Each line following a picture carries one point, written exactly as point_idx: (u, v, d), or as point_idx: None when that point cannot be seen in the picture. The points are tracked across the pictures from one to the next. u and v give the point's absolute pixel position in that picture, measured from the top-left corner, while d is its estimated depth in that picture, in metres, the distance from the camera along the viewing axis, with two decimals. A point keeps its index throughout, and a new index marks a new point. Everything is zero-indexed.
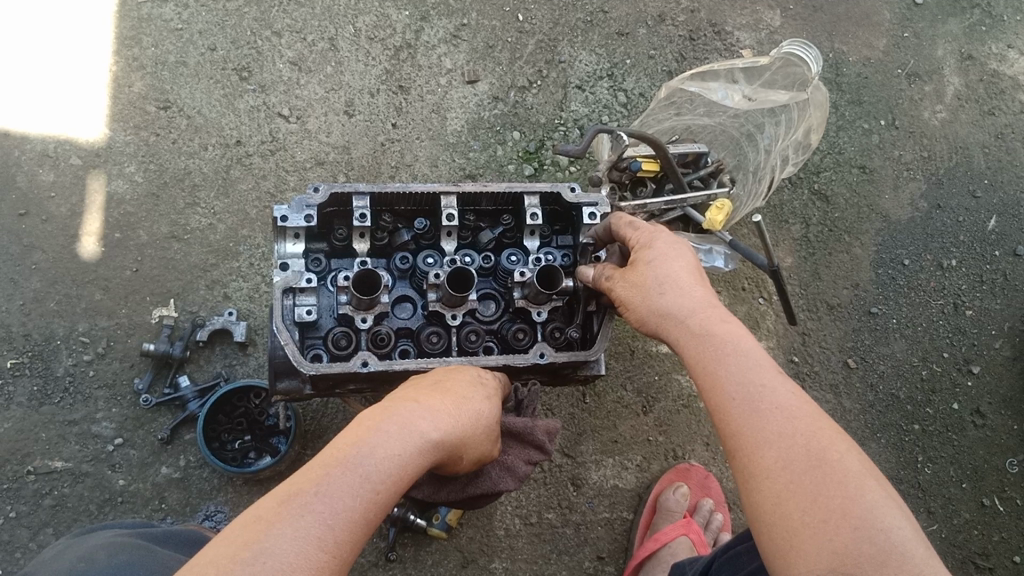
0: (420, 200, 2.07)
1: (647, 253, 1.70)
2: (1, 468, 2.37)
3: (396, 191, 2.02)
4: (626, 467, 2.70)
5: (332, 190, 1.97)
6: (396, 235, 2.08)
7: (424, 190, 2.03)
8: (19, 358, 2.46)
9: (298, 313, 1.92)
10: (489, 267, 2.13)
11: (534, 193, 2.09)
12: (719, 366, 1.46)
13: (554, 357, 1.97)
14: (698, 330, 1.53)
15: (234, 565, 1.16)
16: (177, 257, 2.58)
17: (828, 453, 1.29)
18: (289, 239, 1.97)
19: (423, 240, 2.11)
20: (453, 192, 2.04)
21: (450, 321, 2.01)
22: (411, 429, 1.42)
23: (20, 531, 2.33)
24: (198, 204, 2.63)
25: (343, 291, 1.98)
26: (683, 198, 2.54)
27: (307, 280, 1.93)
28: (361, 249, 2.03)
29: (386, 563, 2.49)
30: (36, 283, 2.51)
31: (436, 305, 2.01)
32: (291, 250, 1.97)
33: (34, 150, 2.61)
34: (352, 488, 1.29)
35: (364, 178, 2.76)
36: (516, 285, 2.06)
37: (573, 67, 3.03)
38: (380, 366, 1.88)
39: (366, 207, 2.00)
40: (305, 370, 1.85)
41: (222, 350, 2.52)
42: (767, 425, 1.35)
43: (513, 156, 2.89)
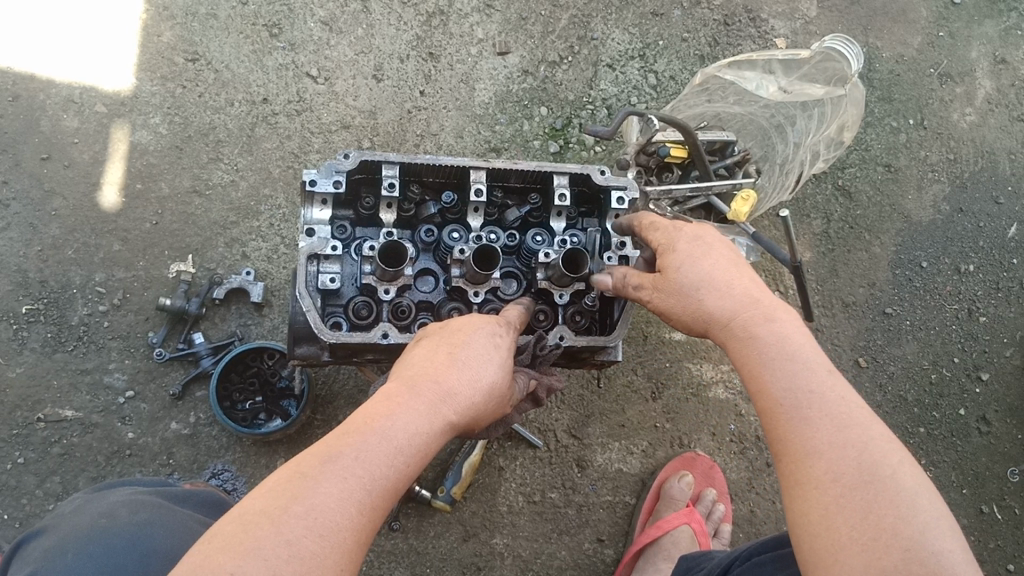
0: (449, 173, 2.04)
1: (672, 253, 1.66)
2: (11, 413, 2.37)
3: (426, 163, 1.99)
4: (632, 453, 2.70)
5: (362, 158, 1.95)
6: (424, 207, 2.05)
7: (454, 164, 2.00)
8: (34, 305, 2.44)
9: (321, 280, 1.90)
10: (513, 246, 2.11)
11: (564, 174, 2.07)
12: (767, 370, 1.42)
13: (573, 342, 1.96)
14: (739, 336, 1.50)
15: (282, 516, 1.16)
16: (197, 213, 2.56)
17: (879, 467, 1.24)
18: (316, 205, 1.94)
19: (449, 214, 2.08)
20: (483, 168, 2.02)
21: (472, 299, 1.99)
22: (431, 402, 1.42)
23: (27, 478, 2.34)
24: (221, 160, 2.61)
25: (368, 261, 1.95)
26: (708, 186, 2.54)
27: (333, 247, 1.91)
28: (388, 220, 1.99)
29: (389, 532, 2.49)
30: (55, 230, 2.49)
31: (459, 281, 1.98)
32: (318, 216, 1.94)
33: (58, 95, 2.58)
34: (387, 457, 1.29)
35: (388, 145, 2.73)
36: (540, 266, 2.03)
37: (605, 45, 2.99)
38: (401, 339, 1.88)
39: (395, 176, 1.98)
40: (326, 339, 1.84)
41: (238, 309, 2.51)
42: (818, 436, 1.31)
43: (539, 133, 2.86)
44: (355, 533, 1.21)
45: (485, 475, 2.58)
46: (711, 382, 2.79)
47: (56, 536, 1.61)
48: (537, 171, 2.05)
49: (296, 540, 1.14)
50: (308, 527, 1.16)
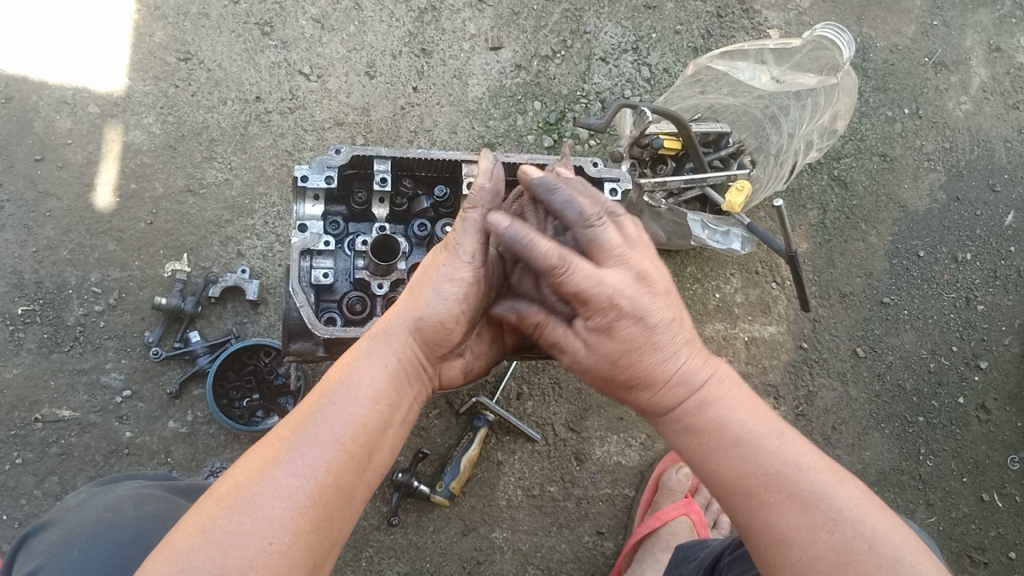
0: (441, 166, 2.02)
1: (612, 343, 1.45)
2: (9, 414, 2.37)
3: (418, 157, 1.98)
4: (631, 445, 2.61)
5: (354, 152, 1.93)
6: (416, 202, 2.05)
7: (446, 157, 1.98)
8: (29, 306, 2.45)
9: (314, 276, 1.89)
10: None
11: (557, 166, 2.05)
12: (709, 460, 1.39)
13: None
14: (681, 426, 1.46)
15: (215, 512, 1.22)
16: (192, 212, 2.56)
17: (844, 528, 1.27)
18: (308, 201, 1.94)
19: (443, 208, 2.06)
20: (476, 160, 2.00)
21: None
22: (387, 362, 1.42)
23: (26, 478, 2.34)
24: (215, 158, 2.61)
25: (361, 257, 1.95)
26: (703, 178, 2.55)
27: (326, 243, 1.91)
28: (380, 215, 2.03)
29: (388, 527, 2.41)
30: (49, 231, 2.49)
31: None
32: (310, 212, 1.94)
33: (51, 97, 2.59)
34: (328, 429, 1.29)
35: (383, 141, 2.74)
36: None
37: (598, 39, 2.99)
38: None
39: (387, 171, 1.98)
40: (321, 334, 1.80)
41: (234, 307, 2.51)
42: (783, 518, 1.30)
43: (533, 127, 2.86)
44: (299, 512, 1.23)
45: (483, 470, 2.50)
46: None
47: (62, 529, 1.62)
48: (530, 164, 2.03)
49: (230, 533, 1.19)
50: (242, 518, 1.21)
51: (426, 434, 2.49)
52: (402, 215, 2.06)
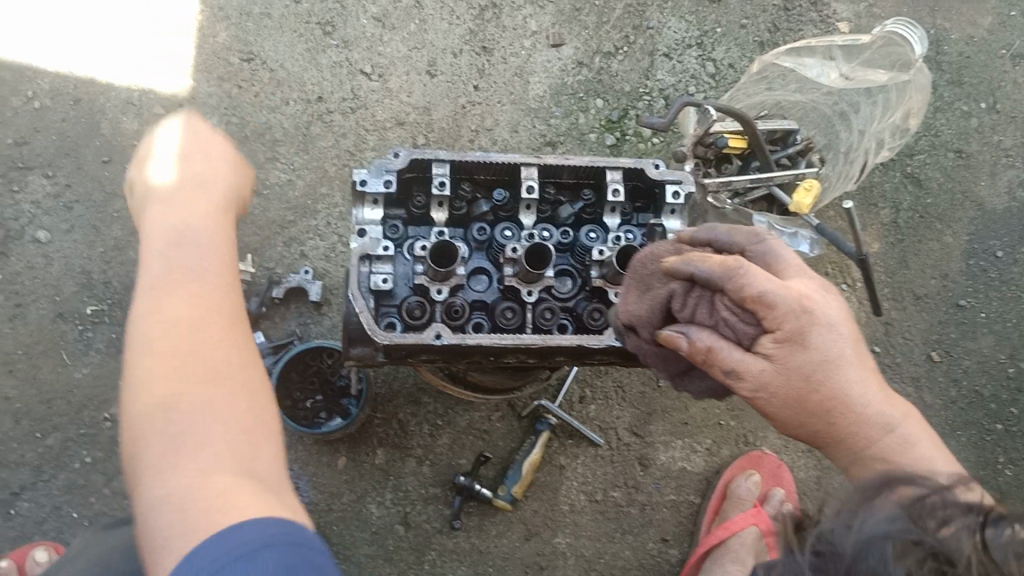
0: (500, 168, 1.94)
1: (806, 353, 1.40)
2: (79, 414, 2.37)
3: (477, 160, 1.90)
4: (696, 451, 2.57)
5: (412, 156, 1.88)
6: (475, 205, 1.96)
7: (505, 160, 1.91)
8: (98, 306, 2.45)
9: (373, 282, 1.84)
10: (566, 243, 1.96)
11: (618, 168, 1.94)
12: (827, 381, 1.43)
13: None
14: (803, 369, 1.41)
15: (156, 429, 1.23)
16: (256, 212, 2.56)
17: (911, 440, 1.52)
18: (367, 205, 1.89)
19: (501, 211, 1.97)
20: (534, 164, 1.92)
21: (525, 298, 1.86)
22: (216, 251, 1.48)
23: (95, 476, 2.35)
24: (278, 159, 2.61)
25: (420, 262, 1.88)
26: (770, 176, 2.43)
27: (384, 247, 1.84)
28: (439, 219, 1.92)
29: (451, 531, 2.42)
30: (117, 231, 2.51)
31: (513, 280, 1.86)
32: (369, 216, 1.89)
33: (118, 98, 2.61)
34: (196, 302, 1.37)
35: (444, 141, 2.71)
36: (593, 264, 1.91)
37: (662, 34, 2.92)
38: (454, 340, 1.78)
39: (446, 175, 1.90)
40: (379, 340, 1.76)
41: (297, 308, 2.51)
42: (868, 431, 1.49)
43: (595, 126, 2.81)
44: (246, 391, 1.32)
45: (546, 474, 2.48)
46: None
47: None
48: (590, 166, 1.92)
49: (173, 429, 1.22)
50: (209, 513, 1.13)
51: (487, 438, 2.48)
52: (460, 219, 1.98)
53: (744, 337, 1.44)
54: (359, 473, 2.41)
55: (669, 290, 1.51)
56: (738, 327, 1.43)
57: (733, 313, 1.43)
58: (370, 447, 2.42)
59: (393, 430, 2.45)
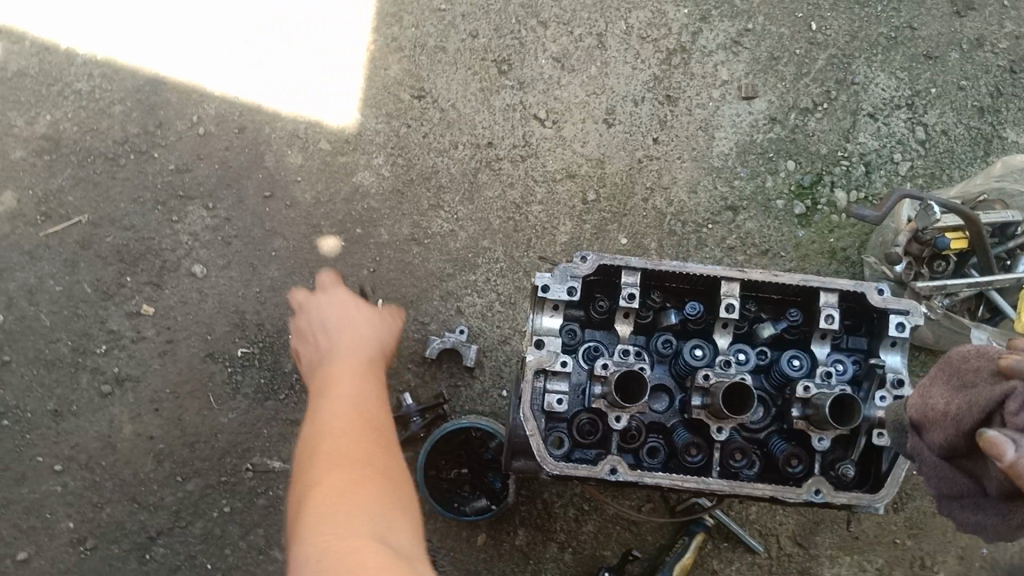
0: (697, 279, 1.72)
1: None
2: (221, 460, 2.35)
3: (672, 271, 1.69)
4: (865, 570, 2.34)
5: (601, 262, 1.69)
6: (663, 315, 1.75)
7: (704, 272, 1.69)
8: (249, 348, 2.41)
9: (546, 401, 1.65)
10: (763, 365, 1.75)
11: (834, 291, 1.68)
12: None
13: (832, 499, 1.57)
14: None
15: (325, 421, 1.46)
16: (415, 262, 2.44)
17: None
18: (547, 311, 1.72)
19: (691, 325, 1.75)
20: (737, 279, 1.68)
21: (714, 435, 1.65)
22: None
23: (232, 527, 2.32)
24: (442, 207, 2.48)
25: (599, 379, 1.68)
26: (988, 281, 2.11)
27: (562, 363, 1.66)
28: (623, 331, 1.75)
29: None
30: (274, 272, 2.45)
31: (700, 412, 1.67)
32: (547, 324, 1.72)
33: (284, 130, 2.53)
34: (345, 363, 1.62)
35: (616, 197, 2.51)
36: (796, 399, 1.66)
37: (868, 92, 2.62)
38: (630, 476, 1.61)
39: (635, 284, 1.71)
40: (548, 470, 1.60)
41: (449, 369, 2.38)
42: None
43: (784, 191, 2.55)
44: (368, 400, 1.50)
45: None
46: None
47: None
48: (802, 286, 1.68)
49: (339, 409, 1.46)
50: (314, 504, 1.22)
51: (637, 533, 2.31)
52: (645, 327, 1.78)
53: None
54: (498, 553, 2.29)
55: (1004, 389, 1.21)
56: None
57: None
58: (514, 527, 2.29)
59: (537, 511, 2.30)
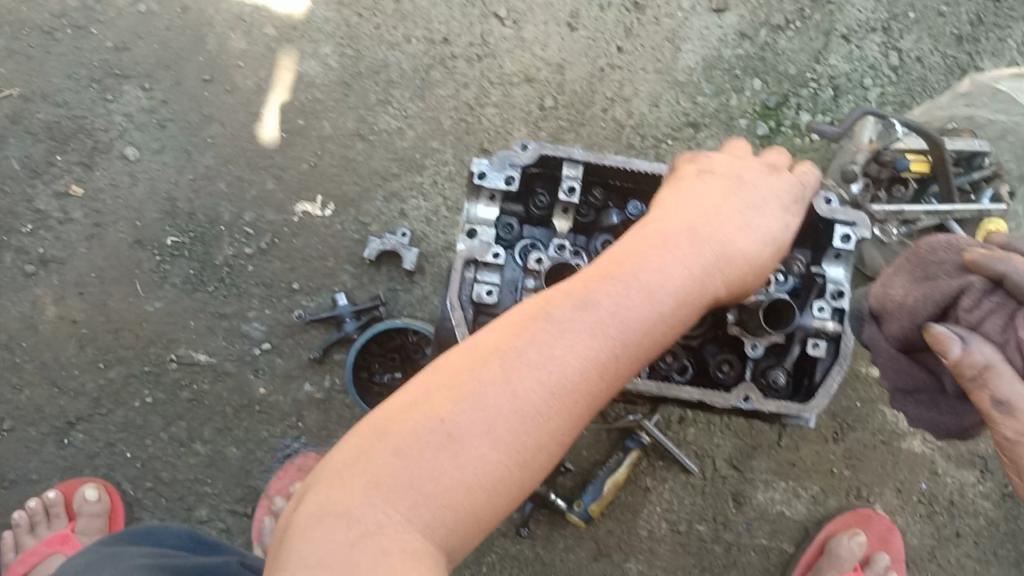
0: (641, 177, 1.64)
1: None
2: (145, 350, 2.26)
3: (615, 165, 1.60)
4: (799, 496, 2.32)
5: (542, 152, 1.61)
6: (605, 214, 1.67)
7: (649, 168, 1.60)
8: (180, 237, 2.30)
9: (475, 292, 1.57)
10: None
11: None
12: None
13: (761, 405, 1.55)
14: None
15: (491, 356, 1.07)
16: (358, 158, 2.33)
17: None
18: (483, 201, 1.63)
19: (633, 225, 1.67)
20: None
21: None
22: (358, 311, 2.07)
23: (154, 419, 2.25)
24: (390, 102, 2.36)
25: (531, 274, 1.60)
26: (949, 208, 2.02)
27: (494, 253, 1.57)
28: (561, 227, 1.66)
29: (517, 536, 2.26)
30: (210, 159, 2.33)
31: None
32: (483, 215, 1.62)
33: (228, 11, 2.38)
34: (631, 306, 1.12)
35: (574, 105, 2.40)
36: (732, 305, 1.60)
37: (843, 12, 2.52)
38: None
39: (576, 177, 1.62)
40: None
41: (388, 271, 2.30)
42: None
43: (748, 110, 2.45)
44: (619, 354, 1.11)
45: (629, 494, 2.28)
46: (907, 432, 2.33)
47: None
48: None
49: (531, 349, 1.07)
50: (340, 461, 1.04)
51: (572, 446, 2.27)
52: (586, 227, 1.69)
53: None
54: None
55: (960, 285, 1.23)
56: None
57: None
58: None
59: None
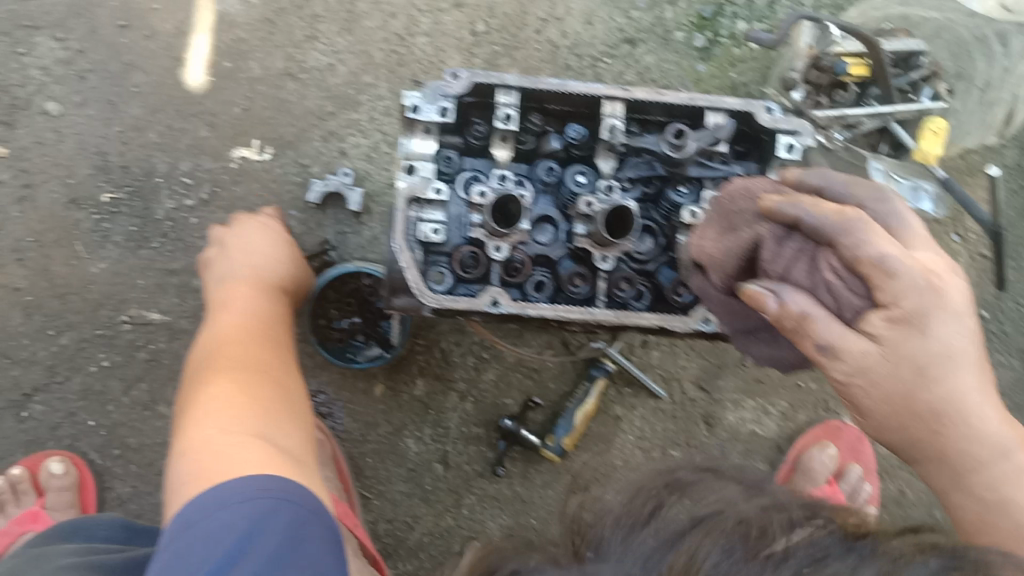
0: (578, 100, 1.63)
1: (924, 340, 1.19)
2: (96, 313, 2.21)
3: (551, 89, 1.60)
4: (768, 412, 2.39)
5: (474, 80, 1.60)
6: (545, 139, 1.66)
7: (585, 90, 1.61)
8: (116, 194, 2.23)
9: (423, 232, 1.57)
10: (651, 193, 1.70)
11: (720, 110, 1.63)
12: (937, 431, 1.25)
13: (720, 325, 1.59)
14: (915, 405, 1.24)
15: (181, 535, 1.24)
16: (292, 99, 2.26)
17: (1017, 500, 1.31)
18: (418, 135, 1.61)
19: (575, 151, 1.67)
20: (620, 98, 1.62)
21: (598, 263, 1.62)
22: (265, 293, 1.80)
23: (113, 382, 2.20)
24: (318, 38, 2.28)
25: (476, 210, 1.59)
26: (890, 111, 2.05)
27: (437, 190, 1.58)
28: (502, 157, 1.66)
29: (492, 476, 2.25)
30: (136, 110, 2.24)
31: (584, 241, 1.62)
32: (419, 149, 1.60)
33: None
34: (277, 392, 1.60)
35: (508, 28, 2.35)
36: (683, 226, 1.66)
37: None
38: (513, 308, 1.55)
39: (513, 106, 1.61)
40: (427, 304, 1.52)
41: (335, 215, 2.25)
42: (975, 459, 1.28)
43: (685, 22, 2.42)
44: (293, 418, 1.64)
45: (600, 424, 2.30)
46: None
47: None
48: (687, 104, 1.62)
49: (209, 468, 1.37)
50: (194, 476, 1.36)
51: (539, 378, 2.29)
52: (527, 154, 1.69)
53: (849, 311, 1.22)
54: (397, 404, 2.24)
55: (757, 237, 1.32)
56: (843, 298, 1.22)
57: (840, 277, 1.22)
58: (411, 377, 2.24)
59: (435, 357, 2.25)
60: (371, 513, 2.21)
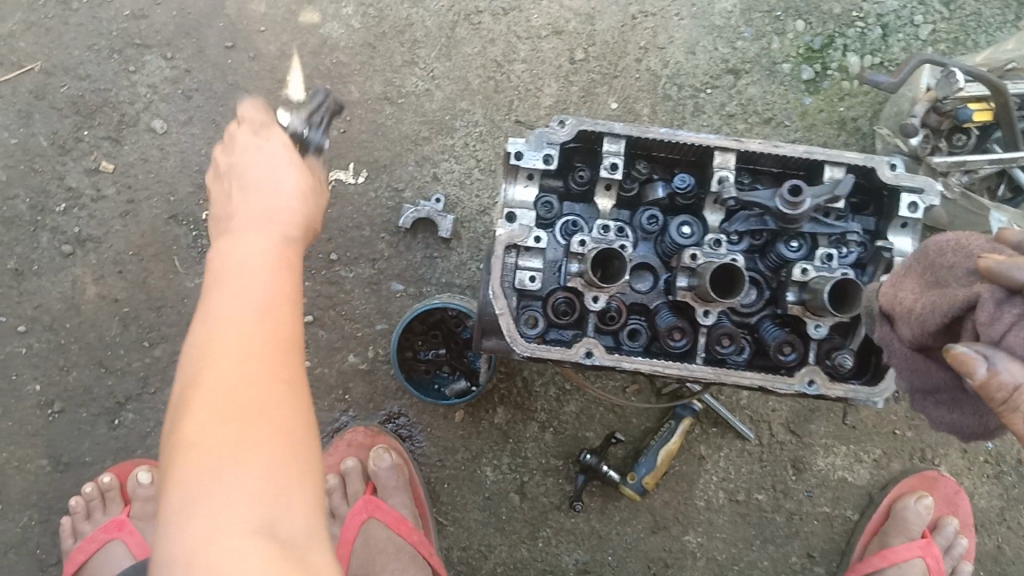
0: (687, 149, 1.56)
1: None
2: (188, 327, 2.25)
3: (660, 139, 1.53)
4: (860, 461, 2.23)
5: (581, 127, 1.53)
6: (650, 188, 1.59)
7: (695, 140, 1.53)
8: (214, 212, 2.27)
9: (518, 278, 1.52)
10: (759, 246, 1.60)
11: (840, 164, 1.53)
12: None
13: (827, 390, 1.47)
14: None
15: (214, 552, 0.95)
16: (388, 122, 2.27)
17: None
18: (521, 181, 1.58)
19: (681, 200, 1.60)
20: (732, 149, 1.53)
21: (699, 319, 1.52)
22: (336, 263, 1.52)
23: None
24: (417, 63, 2.29)
25: (576, 258, 1.54)
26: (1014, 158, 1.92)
27: (536, 238, 1.51)
28: (605, 206, 1.60)
29: (569, 509, 2.20)
30: None
31: (685, 295, 1.53)
32: (520, 197, 1.57)
33: None
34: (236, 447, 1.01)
35: (606, 57, 2.31)
36: (792, 284, 1.53)
37: None
38: (608, 360, 1.48)
39: (620, 154, 1.55)
40: (519, 351, 1.48)
41: (425, 239, 2.24)
42: None
43: (792, 54, 2.34)
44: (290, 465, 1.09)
45: (682, 462, 2.22)
46: None
47: None
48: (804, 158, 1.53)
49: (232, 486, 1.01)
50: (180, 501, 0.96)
51: (620, 413, 2.21)
52: (629, 202, 1.63)
53: None
54: (477, 430, 2.19)
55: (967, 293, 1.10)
56: None
57: None
58: (492, 407, 2.19)
59: (517, 387, 2.21)
60: (446, 539, 2.19)
